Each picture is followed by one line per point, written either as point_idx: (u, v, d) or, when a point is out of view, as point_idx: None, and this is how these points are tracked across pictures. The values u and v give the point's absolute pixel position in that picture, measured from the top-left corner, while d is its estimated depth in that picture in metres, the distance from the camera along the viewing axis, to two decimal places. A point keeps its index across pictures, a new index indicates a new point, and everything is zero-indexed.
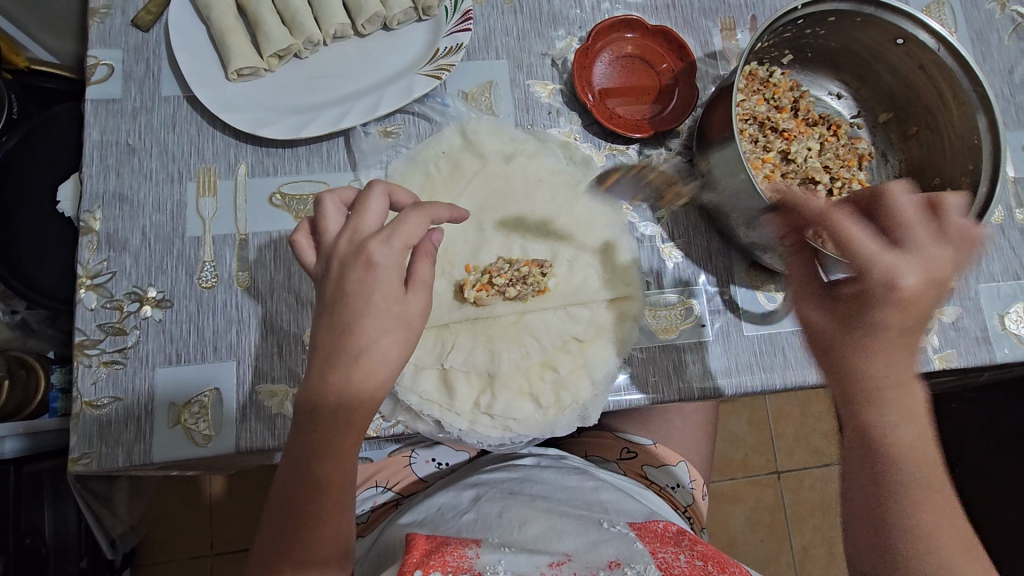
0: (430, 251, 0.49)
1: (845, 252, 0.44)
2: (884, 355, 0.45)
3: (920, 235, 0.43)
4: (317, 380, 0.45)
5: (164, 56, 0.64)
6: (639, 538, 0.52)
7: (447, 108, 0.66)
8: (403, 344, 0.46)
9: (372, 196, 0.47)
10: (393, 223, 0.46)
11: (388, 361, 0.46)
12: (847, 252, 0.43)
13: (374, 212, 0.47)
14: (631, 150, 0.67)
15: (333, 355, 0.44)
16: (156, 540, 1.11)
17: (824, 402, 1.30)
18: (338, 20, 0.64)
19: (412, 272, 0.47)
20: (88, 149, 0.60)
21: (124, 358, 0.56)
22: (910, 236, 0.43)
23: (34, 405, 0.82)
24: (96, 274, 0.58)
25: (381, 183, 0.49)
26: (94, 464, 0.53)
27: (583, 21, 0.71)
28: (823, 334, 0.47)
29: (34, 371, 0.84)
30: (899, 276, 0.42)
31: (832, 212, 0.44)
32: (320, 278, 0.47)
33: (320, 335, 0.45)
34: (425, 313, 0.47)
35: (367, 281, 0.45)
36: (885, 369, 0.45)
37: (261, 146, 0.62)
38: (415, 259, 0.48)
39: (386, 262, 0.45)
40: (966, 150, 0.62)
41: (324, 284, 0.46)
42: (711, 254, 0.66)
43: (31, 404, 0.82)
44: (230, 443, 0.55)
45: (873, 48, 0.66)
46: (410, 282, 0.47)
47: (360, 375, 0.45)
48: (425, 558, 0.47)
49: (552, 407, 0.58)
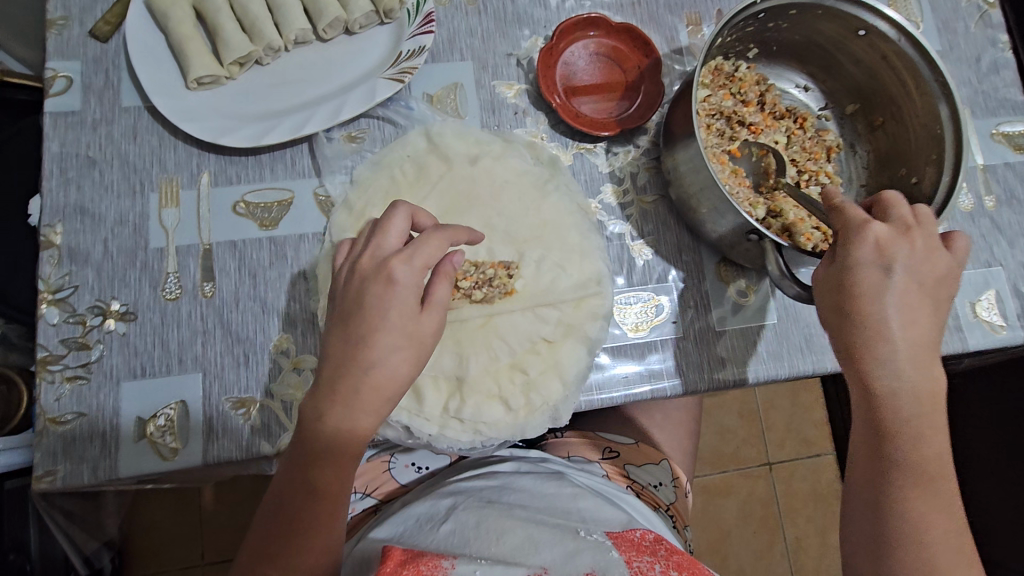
0: (450, 274, 0.47)
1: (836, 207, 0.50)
2: (885, 310, 0.48)
3: (904, 212, 0.50)
4: (328, 391, 0.45)
5: (124, 67, 0.63)
6: (615, 547, 0.53)
7: (412, 112, 0.66)
8: (412, 363, 0.46)
9: (395, 217, 0.47)
10: (416, 243, 0.46)
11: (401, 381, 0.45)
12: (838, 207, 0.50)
13: (395, 232, 0.48)
14: (598, 149, 0.68)
15: (343, 369, 0.44)
16: (146, 553, 1.10)
17: (813, 392, 1.31)
18: (298, 26, 0.63)
19: (429, 293, 0.47)
20: (47, 163, 0.60)
21: (89, 373, 0.55)
22: (896, 211, 0.50)
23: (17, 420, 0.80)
24: (58, 289, 0.57)
25: (405, 205, 0.49)
26: (58, 481, 0.52)
27: (548, 20, 0.70)
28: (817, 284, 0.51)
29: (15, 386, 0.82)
30: (869, 224, 0.48)
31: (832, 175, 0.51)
32: (338, 290, 0.48)
33: (332, 353, 0.45)
34: (435, 337, 0.47)
35: (385, 298, 0.45)
36: (895, 328, 0.48)
37: (223, 154, 0.62)
38: (433, 280, 0.47)
39: (406, 280, 0.45)
40: (930, 139, 0.62)
41: (341, 297, 0.47)
42: (682, 250, 0.66)
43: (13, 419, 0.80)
44: (198, 457, 0.54)
45: (836, 40, 0.66)
46: (425, 304, 0.46)
47: (368, 389, 0.44)
48: (398, 566, 0.46)
49: (522, 410, 0.57)
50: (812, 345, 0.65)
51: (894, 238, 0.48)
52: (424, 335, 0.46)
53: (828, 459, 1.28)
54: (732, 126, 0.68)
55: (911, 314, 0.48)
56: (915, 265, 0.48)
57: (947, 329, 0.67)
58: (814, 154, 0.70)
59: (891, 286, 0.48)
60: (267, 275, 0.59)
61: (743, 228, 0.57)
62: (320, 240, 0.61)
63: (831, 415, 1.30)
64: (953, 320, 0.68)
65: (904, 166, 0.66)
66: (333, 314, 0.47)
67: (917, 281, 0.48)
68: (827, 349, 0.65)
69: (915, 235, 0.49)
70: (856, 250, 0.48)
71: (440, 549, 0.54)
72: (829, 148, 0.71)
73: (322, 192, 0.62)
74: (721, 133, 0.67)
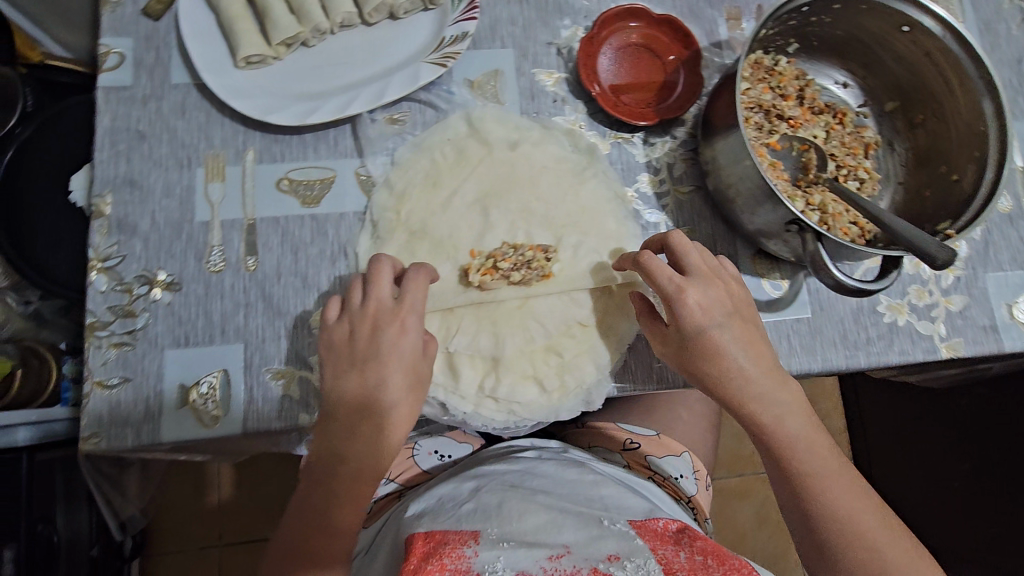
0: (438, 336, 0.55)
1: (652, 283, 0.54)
2: (720, 361, 0.54)
3: (693, 258, 0.55)
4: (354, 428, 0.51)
5: (175, 45, 0.64)
6: (639, 535, 0.51)
7: (453, 96, 0.66)
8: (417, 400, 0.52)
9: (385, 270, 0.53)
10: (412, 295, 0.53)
11: (416, 413, 0.52)
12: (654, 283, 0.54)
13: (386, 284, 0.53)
14: (636, 139, 0.68)
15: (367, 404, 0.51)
16: (165, 531, 1.12)
17: (833, 399, 1.29)
18: (345, 9, 0.64)
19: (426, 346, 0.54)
20: (99, 135, 0.61)
21: (134, 340, 0.57)
22: (688, 261, 0.55)
23: (46, 394, 0.83)
24: (106, 257, 0.58)
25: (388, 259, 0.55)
26: (103, 443, 0.54)
27: (589, 10, 0.71)
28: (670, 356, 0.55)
29: (47, 361, 0.84)
30: (686, 290, 0.53)
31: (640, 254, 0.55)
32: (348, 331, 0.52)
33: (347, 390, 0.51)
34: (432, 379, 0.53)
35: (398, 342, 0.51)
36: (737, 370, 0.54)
37: (268, 132, 0.63)
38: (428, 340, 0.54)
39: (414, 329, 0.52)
40: (972, 137, 0.62)
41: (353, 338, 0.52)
42: (716, 240, 0.67)
43: (44, 392, 0.83)
44: (237, 426, 0.56)
45: (878, 35, 0.65)
46: (426, 348, 0.53)
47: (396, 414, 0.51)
48: (423, 563, 0.45)
49: (556, 391, 0.59)
50: (846, 340, 0.65)
51: (703, 299, 0.54)
52: (425, 374, 0.53)
53: None
54: (771, 120, 0.68)
55: (749, 345, 0.55)
56: (728, 303, 0.55)
57: (981, 329, 0.66)
58: (854, 148, 0.69)
59: (720, 336, 0.54)
60: (308, 251, 0.61)
61: (783, 219, 0.57)
62: (360, 220, 0.62)
63: (851, 424, 1.28)
64: (989, 320, 0.67)
65: (944, 164, 0.65)
66: (343, 358, 0.51)
67: (727, 318, 0.54)
68: (860, 345, 0.65)
69: (715, 277, 0.55)
70: (680, 321, 0.54)
71: (461, 527, 0.52)
72: (868, 145, 0.71)
73: (363, 171, 0.63)
74: (760, 126, 0.67)
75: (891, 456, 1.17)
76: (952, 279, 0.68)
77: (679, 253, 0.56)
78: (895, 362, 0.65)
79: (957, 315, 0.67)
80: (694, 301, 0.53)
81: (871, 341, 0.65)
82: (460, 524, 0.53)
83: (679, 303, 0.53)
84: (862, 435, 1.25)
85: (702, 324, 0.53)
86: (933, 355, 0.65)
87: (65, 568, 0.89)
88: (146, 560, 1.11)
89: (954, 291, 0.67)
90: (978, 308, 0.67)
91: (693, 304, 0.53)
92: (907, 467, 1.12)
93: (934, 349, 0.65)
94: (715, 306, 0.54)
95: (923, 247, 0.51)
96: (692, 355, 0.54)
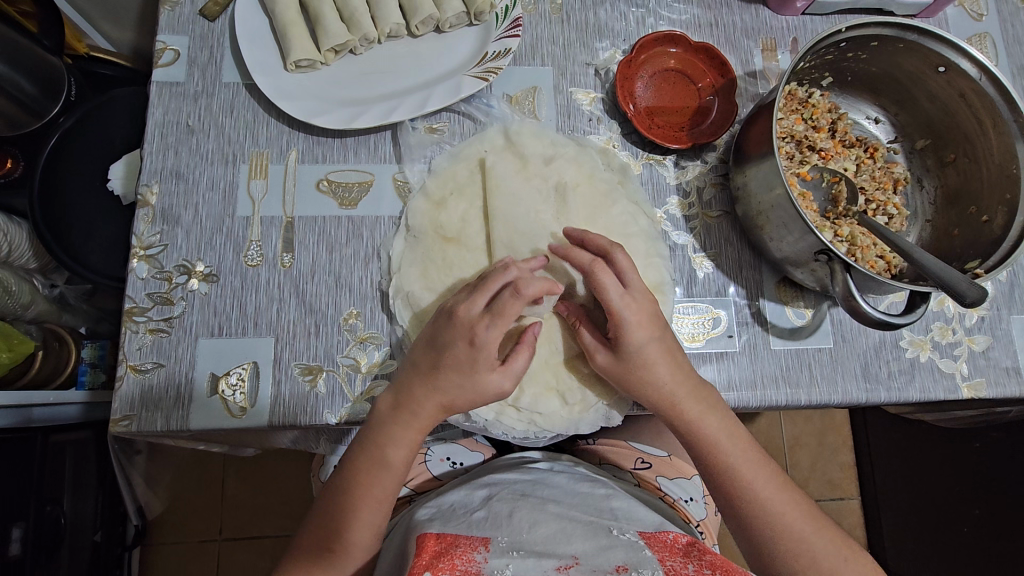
0: (529, 342, 0.55)
1: (602, 300, 0.55)
2: (667, 367, 0.56)
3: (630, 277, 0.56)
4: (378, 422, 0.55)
5: (227, 45, 0.67)
6: (648, 547, 0.49)
7: (492, 110, 0.68)
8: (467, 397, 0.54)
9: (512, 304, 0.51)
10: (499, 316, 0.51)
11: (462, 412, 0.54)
12: (603, 301, 0.55)
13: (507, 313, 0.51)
14: (668, 162, 0.69)
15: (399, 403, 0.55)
16: (169, 521, 1.13)
17: (841, 433, 1.27)
18: (392, 20, 0.65)
19: (512, 359, 0.54)
20: (151, 128, 0.64)
21: (169, 328, 0.58)
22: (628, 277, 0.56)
23: (63, 375, 0.87)
24: (149, 246, 0.60)
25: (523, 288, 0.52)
26: (133, 426, 0.55)
27: (628, 34, 0.72)
28: (610, 372, 0.57)
29: (67, 344, 0.89)
30: (625, 312, 0.54)
31: (596, 267, 0.55)
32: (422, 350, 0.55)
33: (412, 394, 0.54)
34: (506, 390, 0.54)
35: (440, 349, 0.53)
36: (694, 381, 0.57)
37: (312, 134, 0.65)
38: (518, 350, 0.54)
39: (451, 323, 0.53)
40: (1006, 178, 0.62)
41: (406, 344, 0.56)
42: (742, 266, 0.67)
43: (61, 374, 0.87)
44: (264, 418, 0.57)
45: (914, 74, 0.66)
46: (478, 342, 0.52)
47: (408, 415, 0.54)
48: (434, 560, 0.44)
49: (577, 405, 0.60)
50: (867, 373, 0.65)
51: (640, 316, 0.55)
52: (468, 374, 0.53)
53: (852, 504, 1.24)
54: (801, 150, 0.69)
55: (676, 362, 0.56)
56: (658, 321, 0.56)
57: (1004, 372, 0.66)
58: (883, 184, 0.70)
59: (657, 351, 0.56)
60: (341, 252, 0.62)
61: (812, 248, 0.57)
62: (395, 224, 0.63)
63: (859, 461, 1.26)
64: (1012, 363, 0.67)
65: (975, 205, 0.66)
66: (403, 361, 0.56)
67: (665, 334, 0.57)
68: (881, 379, 0.64)
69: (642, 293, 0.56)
70: (624, 338, 0.55)
71: (471, 532, 0.52)
72: (897, 181, 0.72)
73: (400, 177, 0.65)
74: (791, 156, 0.69)
75: (903, 497, 1.14)
76: (976, 319, 0.68)
77: (623, 268, 0.56)
78: (915, 399, 0.64)
79: (980, 356, 0.67)
80: (634, 324, 0.55)
81: (892, 376, 0.65)
82: (470, 528, 0.53)
83: (621, 323, 0.54)
84: (870, 473, 1.23)
85: (643, 339, 0.55)
86: (955, 394, 0.64)
87: (66, 549, 0.90)
88: (145, 549, 1.11)
89: (977, 332, 0.67)
90: (1001, 350, 0.67)
91: (634, 324, 0.55)
92: (916, 506, 1.11)
93: (956, 387, 0.65)
94: (654, 324, 0.56)
95: (953, 283, 0.51)
96: (635, 362, 0.55)
